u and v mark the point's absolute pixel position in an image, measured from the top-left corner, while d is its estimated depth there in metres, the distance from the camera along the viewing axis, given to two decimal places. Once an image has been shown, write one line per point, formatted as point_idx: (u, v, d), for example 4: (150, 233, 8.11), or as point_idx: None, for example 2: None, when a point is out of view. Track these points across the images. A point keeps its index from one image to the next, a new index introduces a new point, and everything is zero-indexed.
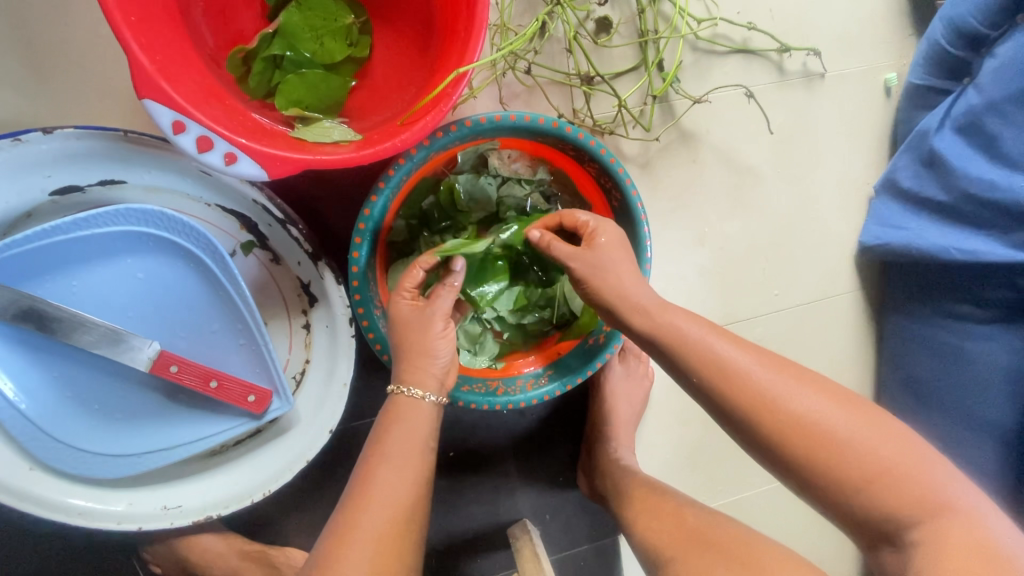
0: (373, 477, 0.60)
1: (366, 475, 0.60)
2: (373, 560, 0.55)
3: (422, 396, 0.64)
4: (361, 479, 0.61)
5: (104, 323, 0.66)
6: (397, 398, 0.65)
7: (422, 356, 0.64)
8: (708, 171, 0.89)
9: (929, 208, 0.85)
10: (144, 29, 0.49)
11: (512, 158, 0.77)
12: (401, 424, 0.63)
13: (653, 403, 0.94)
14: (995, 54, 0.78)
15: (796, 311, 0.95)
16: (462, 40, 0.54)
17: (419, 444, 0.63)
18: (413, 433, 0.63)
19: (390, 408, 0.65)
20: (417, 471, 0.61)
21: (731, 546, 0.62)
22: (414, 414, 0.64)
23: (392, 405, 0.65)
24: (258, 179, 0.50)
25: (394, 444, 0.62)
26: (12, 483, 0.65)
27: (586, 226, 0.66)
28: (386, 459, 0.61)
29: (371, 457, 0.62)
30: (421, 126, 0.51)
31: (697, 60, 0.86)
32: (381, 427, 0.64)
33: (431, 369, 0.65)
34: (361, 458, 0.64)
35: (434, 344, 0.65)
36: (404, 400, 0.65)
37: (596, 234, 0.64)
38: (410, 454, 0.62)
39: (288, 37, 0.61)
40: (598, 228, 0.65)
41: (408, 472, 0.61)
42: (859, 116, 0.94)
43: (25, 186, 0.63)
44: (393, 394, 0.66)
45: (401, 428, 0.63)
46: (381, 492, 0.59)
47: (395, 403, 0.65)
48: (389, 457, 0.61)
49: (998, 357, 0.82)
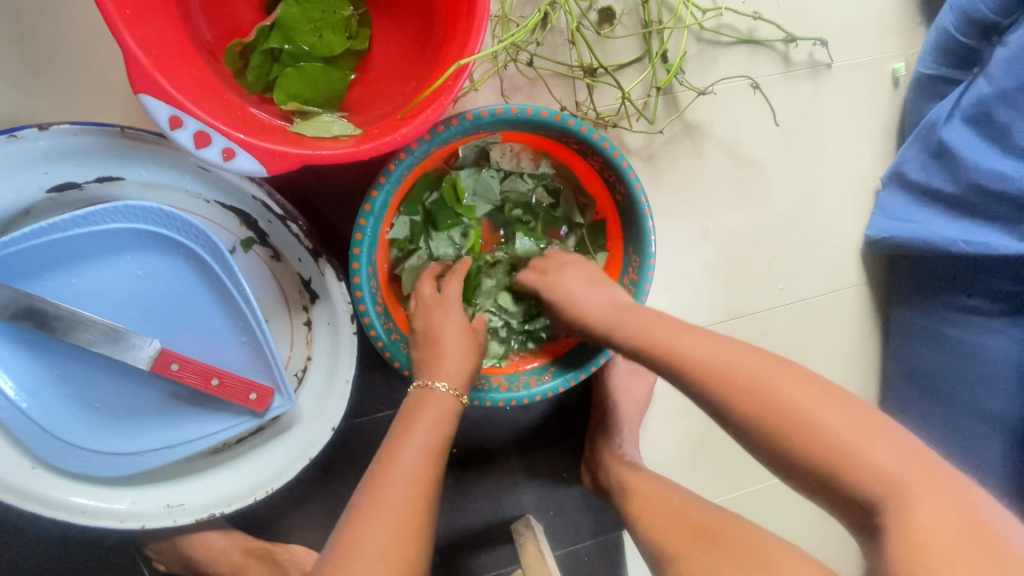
0: (394, 462, 0.60)
1: (388, 460, 0.61)
2: (395, 539, 0.54)
3: (449, 389, 0.67)
4: (380, 467, 0.60)
5: (104, 321, 0.65)
6: (427, 393, 0.66)
7: (451, 350, 0.68)
8: (713, 164, 0.88)
9: (940, 200, 0.84)
10: (139, 22, 0.48)
11: (514, 151, 0.75)
12: (428, 415, 0.65)
13: (657, 399, 0.93)
14: (1006, 43, 0.77)
15: (802, 304, 0.94)
16: (464, 28, 0.53)
17: (439, 439, 0.64)
18: (436, 424, 0.64)
19: (417, 401, 0.66)
20: (432, 461, 0.62)
21: (737, 542, 0.61)
22: (440, 407, 0.66)
23: (421, 399, 0.66)
24: (257, 175, 0.49)
25: (414, 433, 0.63)
26: (14, 482, 0.65)
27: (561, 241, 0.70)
28: (405, 447, 0.62)
29: (393, 447, 0.62)
30: (422, 119, 0.51)
31: (702, 50, 0.84)
32: (404, 421, 0.65)
33: (457, 365, 0.68)
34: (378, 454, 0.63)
35: (459, 342, 0.69)
36: (434, 395, 0.66)
37: None
38: (430, 444, 0.63)
39: (285, 29, 0.60)
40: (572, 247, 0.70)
41: (431, 461, 0.62)
42: (867, 108, 0.93)
43: (21, 183, 0.63)
44: (422, 389, 0.67)
45: (429, 419, 0.64)
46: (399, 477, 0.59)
47: (420, 397, 0.66)
48: (411, 444, 0.62)
49: (1009, 353, 0.80)
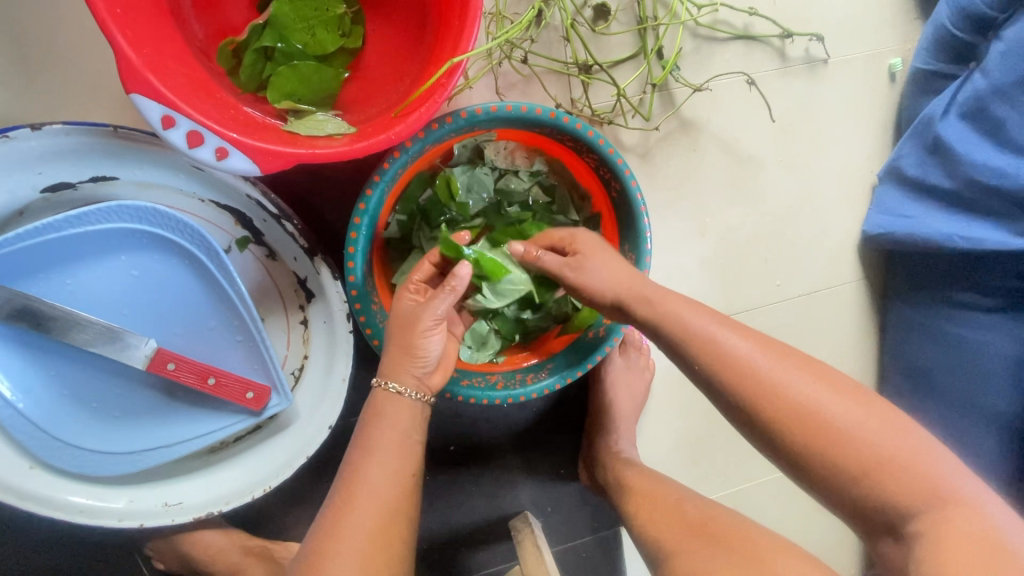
0: (360, 470, 0.60)
1: (354, 469, 0.60)
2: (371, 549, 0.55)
3: (403, 393, 0.63)
4: (347, 475, 0.60)
5: (99, 321, 0.65)
6: (381, 393, 0.64)
7: (406, 357, 0.63)
8: (709, 160, 0.88)
9: (935, 196, 0.84)
10: (130, 21, 0.48)
11: (509, 150, 0.76)
12: (386, 419, 0.63)
13: (653, 395, 0.93)
14: (1002, 37, 0.77)
15: (798, 300, 0.94)
16: (457, 27, 0.52)
17: (405, 438, 0.63)
18: (398, 427, 0.63)
19: (375, 403, 0.64)
20: (402, 464, 0.61)
21: (732, 538, 0.61)
22: (401, 409, 0.63)
23: (376, 399, 0.64)
24: (250, 174, 0.49)
25: (376, 437, 0.62)
26: (12, 482, 0.65)
27: (562, 241, 0.67)
28: (371, 453, 0.61)
29: (357, 453, 0.61)
30: (415, 118, 0.50)
31: (698, 46, 0.84)
32: (363, 424, 0.63)
33: (415, 369, 0.63)
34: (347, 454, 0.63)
35: (421, 346, 0.63)
36: (386, 396, 0.64)
37: (577, 242, 0.66)
38: (396, 446, 0.62)
39: (277, 28, 0.59)
40: (576, 238, 0.66)
41: (396, 465, 0.61)
42: (863, 103, 0.92)
43: (15, 183, 0.62)
44: (378, 387, 0.64)
45: (397, 425, 0.63)
46: (368, 486, 0.59)
47: (377, 396, 0.64)
48: (374, 450, 0.61)
49: (1001, 346, 0.81)
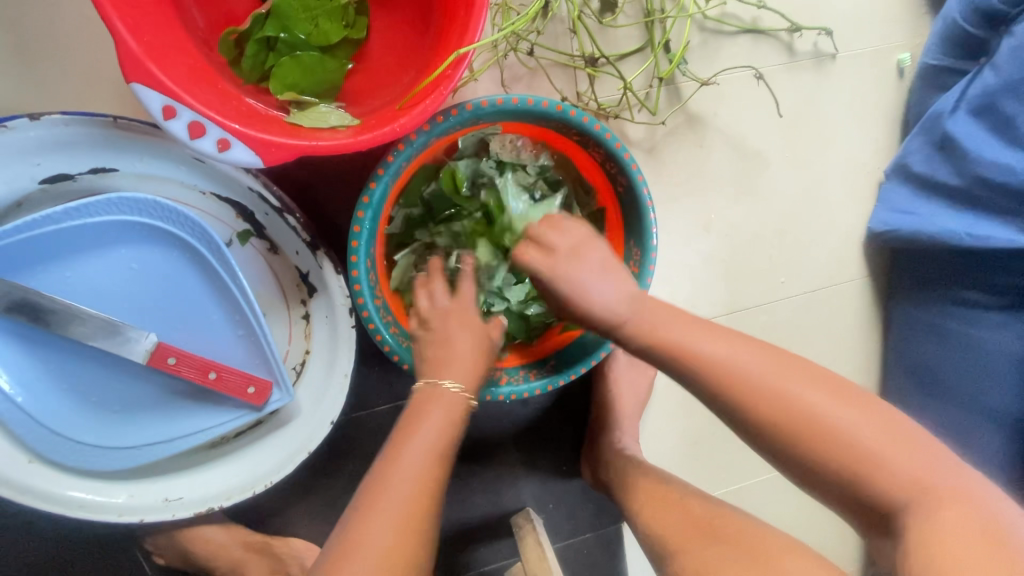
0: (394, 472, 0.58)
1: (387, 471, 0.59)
2: (389, 547, 0.54)
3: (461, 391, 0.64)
4: (381, 474, 0.59)
5: (99, 314, 0.65)
6: (439, 393, 0.64)
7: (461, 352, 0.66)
8: (715, 155, 0.87)
9: (941, 193, 0.83)
10: (131, 10, 0.47)
11: (514, 143, 0.74)
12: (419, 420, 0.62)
13: (656, 393, 0.93)
14: (1013, 33, 0.76)
15: (802, 297, 0.94)
16: (463, 19, 0.52)
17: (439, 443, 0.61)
18: (431, 429, 0.61)
19: (427, 401, 0.63)
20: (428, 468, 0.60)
21: (737, 536, 0.60)
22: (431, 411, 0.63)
23: (431, 399, 0.63)
24: (252, 166, 0.48)
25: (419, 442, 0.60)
26: (10, 476, 0.64)
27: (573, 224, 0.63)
28: (397, 458, 0.59)
29: (395, 456, 0.60)
30: (420, 110, 0.50)
31: (705, 40, 0.84)
32: (411, 427, 0.62)
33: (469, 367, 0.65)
34: (383, 455, 0.62)
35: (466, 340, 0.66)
36: (448, 396, 0.64)
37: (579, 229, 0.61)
38: (411, 448, 0.60)
39: (282, 18, 0.58)
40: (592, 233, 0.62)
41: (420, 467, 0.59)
42: (871, 98, 0.91)
43: (14, 174, 0.62)
44: (432, 388, 0.64)
45: (425, 427, 0.62)
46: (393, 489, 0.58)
47: (433, 396, 0.64)
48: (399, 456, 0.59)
49: (1008, 345, 0.80)
